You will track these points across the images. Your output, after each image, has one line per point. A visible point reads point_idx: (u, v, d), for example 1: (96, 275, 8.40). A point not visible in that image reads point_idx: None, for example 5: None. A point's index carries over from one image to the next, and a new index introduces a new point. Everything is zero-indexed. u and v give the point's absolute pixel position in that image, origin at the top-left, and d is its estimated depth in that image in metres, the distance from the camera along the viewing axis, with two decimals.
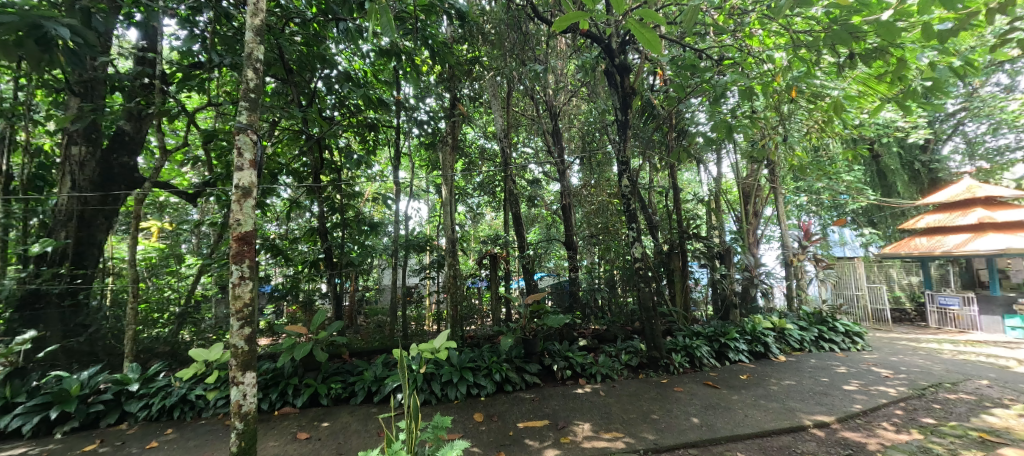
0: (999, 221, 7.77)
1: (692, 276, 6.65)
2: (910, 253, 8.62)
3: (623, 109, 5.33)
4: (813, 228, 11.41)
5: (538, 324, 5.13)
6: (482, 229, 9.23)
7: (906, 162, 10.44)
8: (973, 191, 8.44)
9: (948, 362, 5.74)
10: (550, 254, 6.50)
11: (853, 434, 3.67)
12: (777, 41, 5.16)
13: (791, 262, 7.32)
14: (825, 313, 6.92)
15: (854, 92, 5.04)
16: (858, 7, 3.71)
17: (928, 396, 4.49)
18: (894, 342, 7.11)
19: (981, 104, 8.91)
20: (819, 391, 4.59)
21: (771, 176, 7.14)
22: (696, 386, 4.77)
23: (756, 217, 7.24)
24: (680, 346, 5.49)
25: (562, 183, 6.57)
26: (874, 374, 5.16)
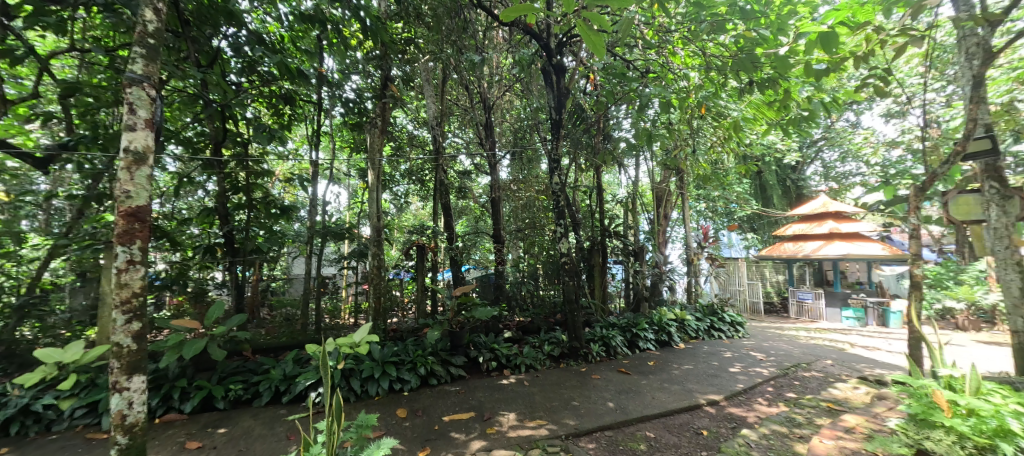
0: (844, 231, 9.63)
1: (609, 271, 7.14)
2: (780, 256, 10.25)
3: (557, 108, 5.47)
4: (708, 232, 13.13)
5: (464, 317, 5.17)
6: (407, 218, 8.87)
7: (780, 179, 12.37)
8: (827, 205, 10.32)
9: (805, 346, 6.95)
10: (476, 247, 6.50)
11: (737, 409, 4.27)
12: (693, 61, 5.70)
13: (691, 261, 8.26)
14: (716, 305, 7.91)
15: (749, 115, 5.82)
16: (758, 41, 4.32)
17: (791, 374, 5.40)
18: (765, 330, 8.41)
19: (835, 135, 10.88)
20: (711, 374, 5.25)
21: (680, 182, 7.88)
22: (611, 373, 5.15)
23: (666, 219, 7.98)
24: (597, 337, 5.87)
25: (491, 177, 6.59)
26: (752, 357, 6.06)
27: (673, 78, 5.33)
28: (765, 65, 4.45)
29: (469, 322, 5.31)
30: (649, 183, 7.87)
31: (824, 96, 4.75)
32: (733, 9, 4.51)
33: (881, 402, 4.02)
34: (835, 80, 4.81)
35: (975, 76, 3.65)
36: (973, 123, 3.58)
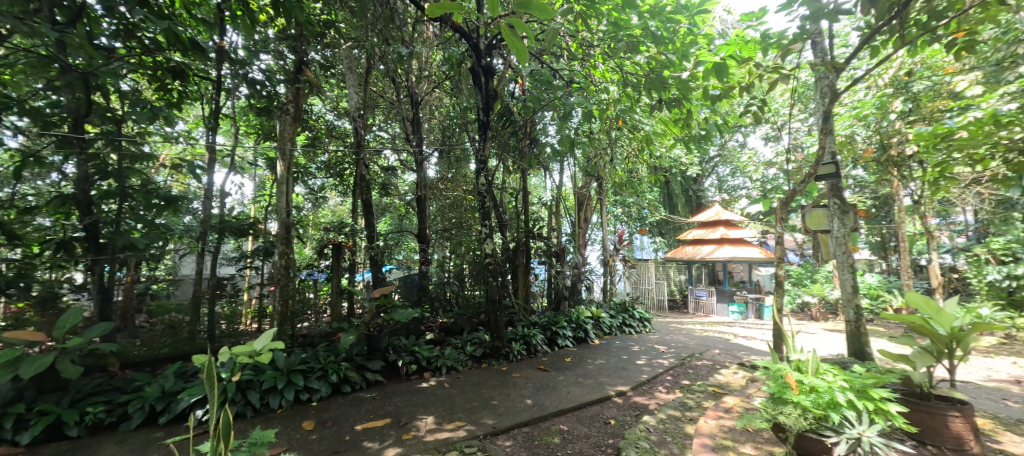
0: (732, 237, 10.99)
1: (533, 271, 7.36)
2: (681, 258, 11.39)
3: (485, 109, 5.50)
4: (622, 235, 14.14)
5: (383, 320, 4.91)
6: (324, 214, 8.30)
7: (683, 189, 13.75)
8: (720, 214, 11.67)
9: (700, 338, 7.80)
10: (400, 246, 6.41)
11: (641, 398, 4.67)
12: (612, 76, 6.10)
13: (607, 261, 8.84)
14: (628, 303, 8.54)
15: (660, 129, 6.38)
16: (667, 64, 4.75)
17: (688, 364, 6.02)
18: (668, 325, 9.28)
19: (728, 153, 12.38)
20: (620, 367, 5.67)
21: (599, 189, 8.38)
22: (530, 370, 5.31)
23: (586, 222, 8.44)
24: (519, 336, 6.02)
25: (418, 174, 6.44)
26: (656, 350, 6.65)
27: (594, 89, 5.67)
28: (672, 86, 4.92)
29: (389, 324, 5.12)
30: (571, 187, 8.25)
31: (721, 118, 5.38)
32: (645, 33, 4.83)
33: (755, 384, 4.67)
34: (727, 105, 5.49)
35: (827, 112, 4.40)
36: (825, 149, 4.31)
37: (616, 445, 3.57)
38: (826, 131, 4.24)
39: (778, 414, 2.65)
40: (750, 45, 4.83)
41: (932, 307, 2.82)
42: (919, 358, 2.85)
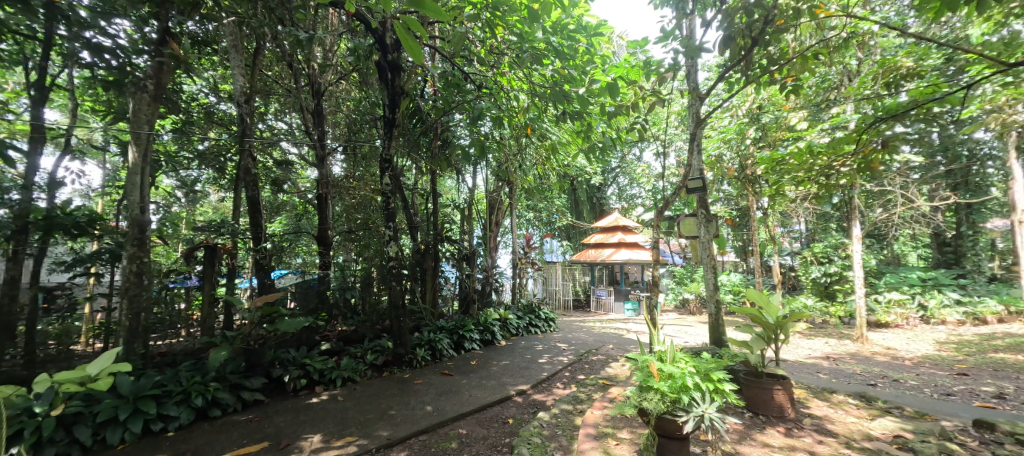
0: (629, 241, 11.97)
1: (444, 274, 7.20)
2: (585, 260, 12.11)
3: (391, 106, 5.31)
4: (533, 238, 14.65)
5: (266, 331, 4.48)
6: (202, 212, 7.32)
7: (589, 196, 14.69)
8: (619, 220, 12.64)
9: (598, 335, 8.36)
10: (295, 249, 5.98)
11: (539, 396, 4.85)
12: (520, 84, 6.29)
13: (516, 264, 9.09)
14: (535, 304, 8.85)
15: (565, 139, 6.74)
16: (570, 78, 5.02)
17: (586, 359, 6.41)
18: (572, 324, 9.81)
19: (627, 164, 13.52)
20: (524, 366, 5.84)
21: (510, 193, 8.58)
22: (433, 376, 5.22)
23: (496, 226, 8.58)
24: (424, 341, 5.88)
25: (320, 169, 5.99)
26: (558, 348, 6.98)
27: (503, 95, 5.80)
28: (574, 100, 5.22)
29: (273, 336, 4.68)
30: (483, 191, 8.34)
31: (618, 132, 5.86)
32: (549, 48, 5.33)
33: None
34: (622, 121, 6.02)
35: (700, 134, 5.05)
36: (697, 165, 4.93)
37: (511, 443, 3.66)
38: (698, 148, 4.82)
39: (643, 401, 2.91)
40: (636, 68, 5.35)
41: (766, 302, 4.04)
42: (754, 341, 4.06)
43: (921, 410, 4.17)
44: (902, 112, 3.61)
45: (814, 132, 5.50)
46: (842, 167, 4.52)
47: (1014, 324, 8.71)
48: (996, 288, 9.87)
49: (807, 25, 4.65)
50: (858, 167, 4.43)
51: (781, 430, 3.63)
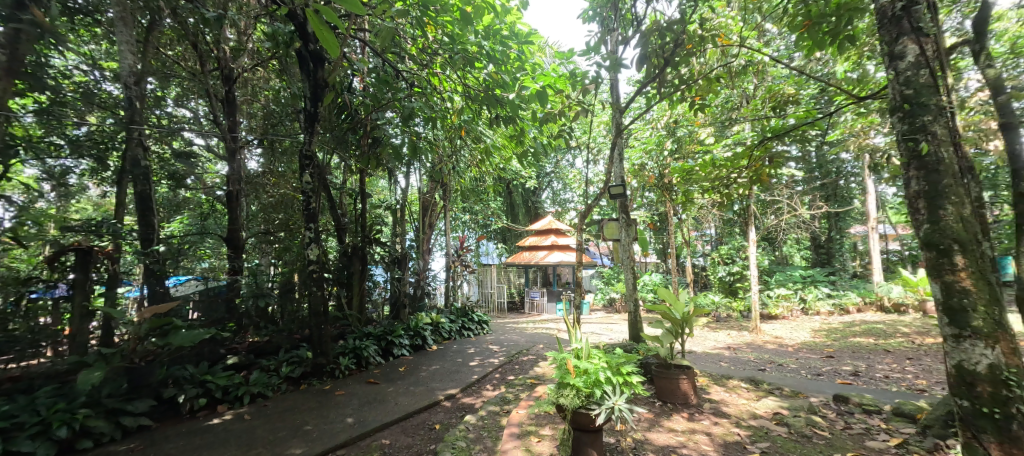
0: (561, 244, 12.34)
1: (374, 278, 7.04)
2: (519, 262, 12.29)
3: (313, 99, 4.99)
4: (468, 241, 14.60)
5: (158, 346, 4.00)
6: (83, 208, 6.34)
7: (524, 200, 14.97)
8: (552, 223, 12.99)
9: (529, 335, 8.51)
10: (197, 252, 5.39)
11: (468, 399, 4.80)
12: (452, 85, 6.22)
13: (450, 267, 8.98)
14: (468, 307, 8.81)
15: (499, 142, 6.79)
16: (502, 82, 5.07)
17: (516, 360, 6.48)
18: (505, 325, 9.89)
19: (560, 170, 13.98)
20: (454, 370, 5.76)
21: (444, 195, 8.48)
22: (356, 386, 4.95)
23: (430, 228, 8.42)
24: (348, 349, 5.59)
25: (231, 165, 5.49)
26: (489, 350, 7.00)
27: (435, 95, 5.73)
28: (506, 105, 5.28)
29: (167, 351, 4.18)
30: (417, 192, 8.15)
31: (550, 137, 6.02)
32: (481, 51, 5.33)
33: None
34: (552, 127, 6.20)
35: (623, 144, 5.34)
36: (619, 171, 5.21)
37: (436, 450, 3.56)
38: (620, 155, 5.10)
39: (560, 397, 3.08)
40: (564, 78, 5.69)
41: (673, 298, 4.72)
42: (661, 335, 4.86)
43: (797, 390, 4.81)
44: (788, 131, 4.11)
45: (717, 147, 6.10)
46: (737, 179, 5.05)
47: (869, 313, 10.32)
48: (858, 283, 11.62)
49: (712, 51, 5.20)
50: (751, 179, 5.01)
51: (686, 415, 4.20)
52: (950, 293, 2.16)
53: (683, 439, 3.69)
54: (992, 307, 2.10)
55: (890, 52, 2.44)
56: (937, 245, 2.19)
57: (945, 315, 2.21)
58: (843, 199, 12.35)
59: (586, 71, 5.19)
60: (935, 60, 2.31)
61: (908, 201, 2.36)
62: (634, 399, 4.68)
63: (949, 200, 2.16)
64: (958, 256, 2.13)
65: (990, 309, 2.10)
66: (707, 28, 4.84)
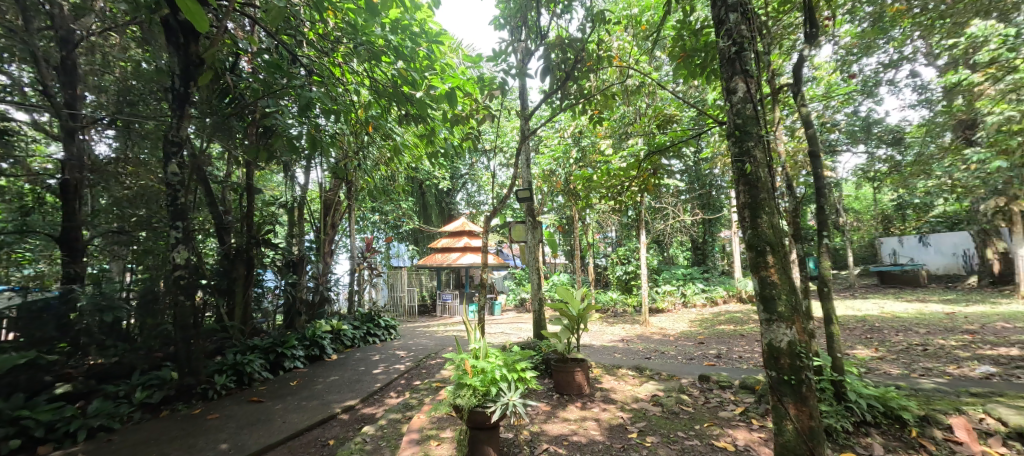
0: (474, 245, 12.31)
1: (262, 284, 6.44)
2: (431, 264, 12.02)
3: (184, 80, 4.39)
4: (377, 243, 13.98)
5: None
6: None
7: (437, 200, 14.77)
8: (466, 224, 12.90)
9: (438, 338, 8.38)
10: (17, 258, 4.27)
11: (368, 410, 4.54)
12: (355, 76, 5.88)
13: (354, 269, 8.47)
14: (373, 312, 8.40)
15: (409, 139, 6.60)
16: (410, 79, 4.94)
17: (423, 365, 6.32)
18: (414, 329, 9.61)
19: (474, 172, 14.06)
20: (354, 380, 5.43)
21: (348, 193, 8.01)
22: (236, 406, 4.41)
23: (333, 229, 7.84)
24: (227, 366, 4.98)
25: (68, 152, 4.65)
26: (395, 356, 6.74)
27: (340, 87, 5.32)
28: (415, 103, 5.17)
29: None
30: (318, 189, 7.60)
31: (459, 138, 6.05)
32: (387, 46, 5.15)
33: None
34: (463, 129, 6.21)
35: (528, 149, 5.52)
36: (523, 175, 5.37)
37: None
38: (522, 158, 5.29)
39: (457, 397, 3.24)
40: (472, 82, 5.64)
41: (570, 297, 5.08)
42: (561, 331, 5.12)
43: (672, 373, 5.35)
44: (669, 146, 4.60)
45: (614, 157, 6.58)
46: (629, 187, 5.44)
47: (733, 303, 11.98)
48: (726, 278, 13.45)
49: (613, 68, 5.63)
50: (640, 188, 5.44)
51: (578, 405, 4.60)
52: (765, 285, 2.46)
53: (574, 426, 4.10)
54: (792, 295, 2.45)
55: (726, 88, 2.75)
56: (758, 246, 2.49)
57: (761, 302, 2.53)
58: (715, 207, 14.26)
59: (493, 77, 5.33)
60: (757, 99, 2.64)
61: (738, 213, 2.65)
62: (534, 393, 4.94)
63: (765, 211, 2.48)
64: (770, 255, 2.44)
65: (792, 297, 2.45)
66: (604, 49, 5.24)
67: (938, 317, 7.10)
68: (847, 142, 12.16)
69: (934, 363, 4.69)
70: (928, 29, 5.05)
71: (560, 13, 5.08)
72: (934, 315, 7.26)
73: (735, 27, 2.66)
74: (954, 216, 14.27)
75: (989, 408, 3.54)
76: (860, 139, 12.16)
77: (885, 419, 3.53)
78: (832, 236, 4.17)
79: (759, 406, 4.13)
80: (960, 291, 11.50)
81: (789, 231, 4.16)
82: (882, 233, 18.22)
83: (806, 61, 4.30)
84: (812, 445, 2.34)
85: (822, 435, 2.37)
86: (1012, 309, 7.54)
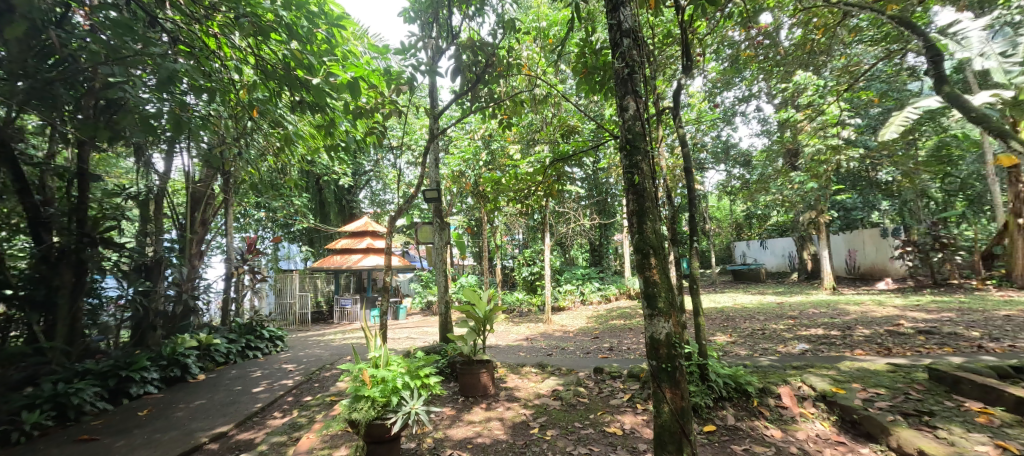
0: (376, 247, 11.73)
1: (103, 295, 5.44)
2: (329, 267, 11.20)
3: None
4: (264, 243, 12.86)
5: None
6: None
7: (338, 197, 14.04)
8: (369, 224, 12.21)
9: (333, 347, 7.87)
10: None
11: (245, 435, 4.11)
12: (236, 54, 5.26)
13: (231, 274, 7.60)
14: (255, 322, 7.62)
15: (303, 133, 6.11)
16: (308, 62, 4.61)
17: (314, 378, 5.88)
18: (306, 339, 8.90)
19: (378, 170, 13.51)
20: (226, 403, 4.90)
21: (225, 187, 7.25)
22: (59, 449, 3.68)
23: (202, 227, 7.16)
24: (47, 398, 4.19)
25: None
26: (281, 371, 6.19)
27: (215, 61, 5.01)
28: (313, 91, 4.82)
29: None
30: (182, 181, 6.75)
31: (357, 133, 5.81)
32: (278, 22, 4.70)
33: None
34: (366, 124, 5.95)
35: (433, 151, 5.48)
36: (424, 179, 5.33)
37: None
38: (425, 160, 5.26)
39: (354, 412, 3.51)
40: (378, 74, 5.37)
41: (476, 298, 5.14)
42: (466, 333, 5.14)
43: (570, 368, 5.74)
44: (568, 157, 4.97)
45: (521, 162, 6.87)
46: (535, 192, 5.69)
47: (623, 300, 13.22)
48: (618, 277, 14.80)
49: (520, 77, 5.86)
50: (545, 192, 5.71)
51: (483, 406, 4.71)
52: (648, 284, 2.70)
53: (479, 428, 4.20)
54: (668, 293, 2.71)
55: (619, 105, 2.92)
56: (643, 249, 2.70)
57: (644, 299, 2.74)
58: (609, 212, 15.64)
59: (401, 71, 5.16)
60: (644, 117, 2.84)
61: (625, 220, 2.83)
62: (437, 398, 4.92)
63: (649, 218, 2.71)
64: (653, 258, 2.68)
65: (668, 294, 2.71)
66: (514, 56, 5.41)
67: (775, 306, 8.72)
68: (713, 160, 14.30)
69: (770, 344, 5.74)
70: (767, 73, 6.20)
71: (472, 15, 5.13)
72: (772, 305, 8.88)
73: (627, 51, 2.84)
74: (786, 225, 17.60)
75: (805, 377, 4.47)
76: (721, 159, 14.40)
77: (736, 394, 4.24)
78: (701, 240, 4.85)
79: (642, 391, 4.65)
80: (789, 284, 14.27)
81: (668, 235, 4.76)
82: (737, 237, 21.69)
83: (683, 89, 4.94)
84: (682, 424, 2.59)
85: (690, 413, 2.62)
86: (822, 298, 9.57)
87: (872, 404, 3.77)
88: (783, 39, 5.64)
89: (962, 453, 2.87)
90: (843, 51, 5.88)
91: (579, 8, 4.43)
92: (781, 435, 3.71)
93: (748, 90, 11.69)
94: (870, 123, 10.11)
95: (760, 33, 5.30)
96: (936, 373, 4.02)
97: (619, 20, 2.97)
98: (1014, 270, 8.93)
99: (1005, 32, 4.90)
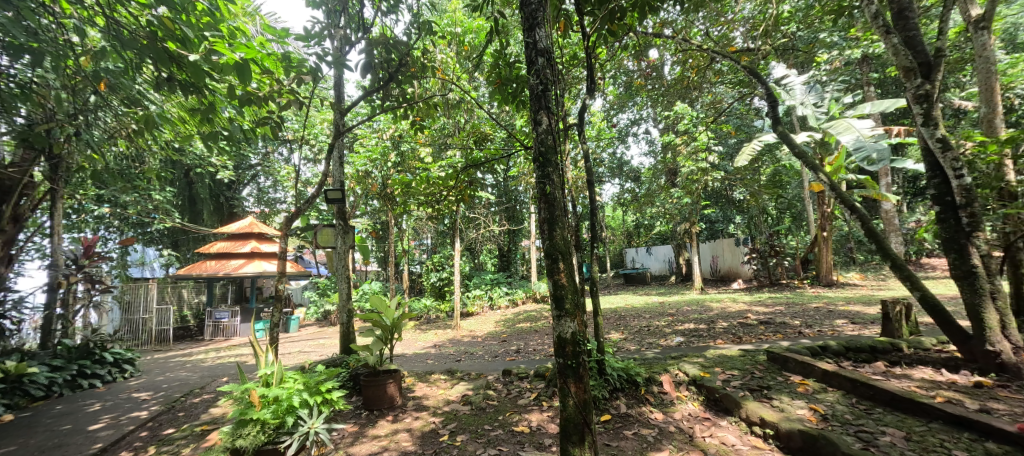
0: (262, 251, 10.36)
1: None
2: (198, 274, 9.62)
3: None
4: (110, 244, 10.86)
5: None
6: None
7: (214, 194, 12.45)
8: (253, 225, 10.74)
9: (204, 368, 6.74)
10: None
11: None
12: (79, 13, 4.31)
13: (58, 285, 6.20)
14: (93, 343, 6.20)
15: (171, 115, 5.18)
16: (180, 33, 3.92)
17: (178, 406, 4.96)
18: (167, 361, 7.50)
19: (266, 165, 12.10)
20: (50, 446, 3.88)
21: (51, 174, 5.87)
22: None
23: (13, 224, 5.70)
24: None
25: None
26: (131, 401, 5.11)
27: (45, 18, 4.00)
28: (184, 68, 4.11)
29: None
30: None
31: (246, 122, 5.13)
32: None
33: None
34: (258, 113, 5.29)
35: (337, 147, 5.07)
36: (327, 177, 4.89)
37: None
38: (328, 157, 4.83)
39: (238, 440, 3.09)
40: (274, 59, 4.83)
41: (384, 306, 4.88)
42: (372, 343, 4.87)
43: (479, 372, 5.79)
44: (484, 162, 5.01)
45: (432, 165, 6.78)
46: (447, 197, 5.66)
47: (529, 303, 13.68)
48: (524, 282, 15.35)
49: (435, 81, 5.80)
50: (457, 197, 5.68)
51: (390, 418, 4.48)
52: (557, 288, 2.75)
53: (384, 442, 3.97)
54: (575, 295, 2.80)
55: (533, 118, 2.99)
56: (553, 254, 2.75)
57: (553, 301, 2.78)
58: (518, 219, 16.27)
59: (302, 59, 4.70)
60: (557, 132, 2.96)
61: (537, 227, 2.91)
62: (338, 415, 4.55)
63: (559, 225, 2.78)
64: (561, 262, 2.74)
65: (575, 296, 2.80)
66: (427, 58, 5.32)
67: (660, 306, 9.90)
68: (609, 174, 15.84)
69: (656, 339, 6.51)
70: (654, 101, 7.11)
71: (385, 11, 4.93)
72: (656, 305, 10.07)
73: (543, 69, 2.92)
74: (665, 235, 20.13)
75: (681, 365, 5.17)
76: (616, 173, 16.01)
77: (627, 384, 4.68)
78: (600, 247, 5.29)
79: (548, 389, 4.88)
80: (665, 286, 16.35)
81: (573, 242, 5.10)
82: (626, 245, 24.06)
83: (588, 107, 5.35)
84: (586, 416, 2.66)
85: (592, 406, 2.70)
86: (693, 297, 11.17)
87: (729, 384, 4.53)
88: (666, 73, 6.52)
89: (789, 417, 3.59)
90: (714, 90, 7.12)
91: (495, 19, 4.55)
92: (663, 416, 4.23)
93: (638, 114, 13.29)
94: (728, 151, 12.18)
95: (650, 66, 6.02)
96: (772, 355, 4.99)
97: (536, 38, 3.03)
98: (821, 271, 11.44)
99: (819, 86, 6.37)
